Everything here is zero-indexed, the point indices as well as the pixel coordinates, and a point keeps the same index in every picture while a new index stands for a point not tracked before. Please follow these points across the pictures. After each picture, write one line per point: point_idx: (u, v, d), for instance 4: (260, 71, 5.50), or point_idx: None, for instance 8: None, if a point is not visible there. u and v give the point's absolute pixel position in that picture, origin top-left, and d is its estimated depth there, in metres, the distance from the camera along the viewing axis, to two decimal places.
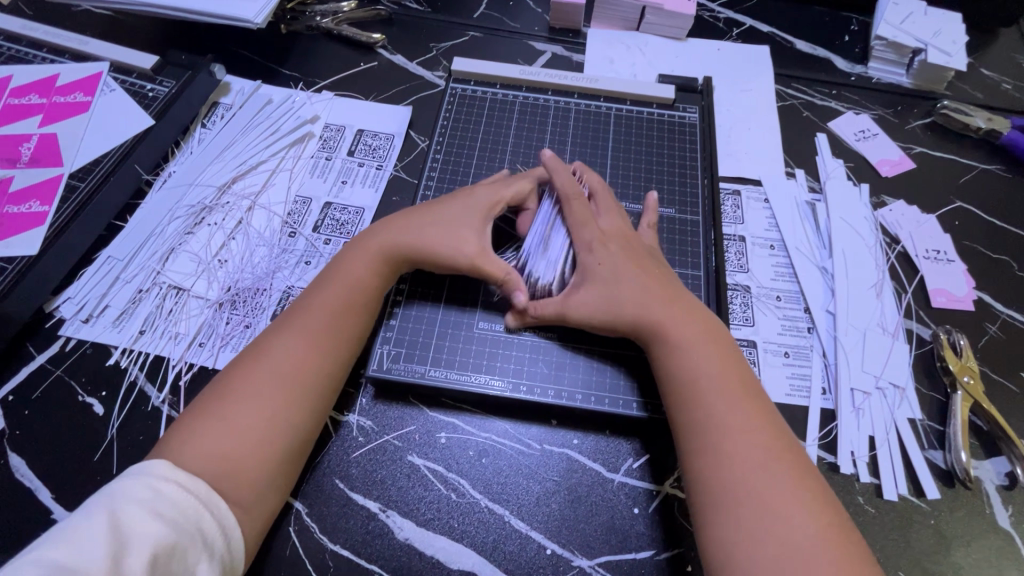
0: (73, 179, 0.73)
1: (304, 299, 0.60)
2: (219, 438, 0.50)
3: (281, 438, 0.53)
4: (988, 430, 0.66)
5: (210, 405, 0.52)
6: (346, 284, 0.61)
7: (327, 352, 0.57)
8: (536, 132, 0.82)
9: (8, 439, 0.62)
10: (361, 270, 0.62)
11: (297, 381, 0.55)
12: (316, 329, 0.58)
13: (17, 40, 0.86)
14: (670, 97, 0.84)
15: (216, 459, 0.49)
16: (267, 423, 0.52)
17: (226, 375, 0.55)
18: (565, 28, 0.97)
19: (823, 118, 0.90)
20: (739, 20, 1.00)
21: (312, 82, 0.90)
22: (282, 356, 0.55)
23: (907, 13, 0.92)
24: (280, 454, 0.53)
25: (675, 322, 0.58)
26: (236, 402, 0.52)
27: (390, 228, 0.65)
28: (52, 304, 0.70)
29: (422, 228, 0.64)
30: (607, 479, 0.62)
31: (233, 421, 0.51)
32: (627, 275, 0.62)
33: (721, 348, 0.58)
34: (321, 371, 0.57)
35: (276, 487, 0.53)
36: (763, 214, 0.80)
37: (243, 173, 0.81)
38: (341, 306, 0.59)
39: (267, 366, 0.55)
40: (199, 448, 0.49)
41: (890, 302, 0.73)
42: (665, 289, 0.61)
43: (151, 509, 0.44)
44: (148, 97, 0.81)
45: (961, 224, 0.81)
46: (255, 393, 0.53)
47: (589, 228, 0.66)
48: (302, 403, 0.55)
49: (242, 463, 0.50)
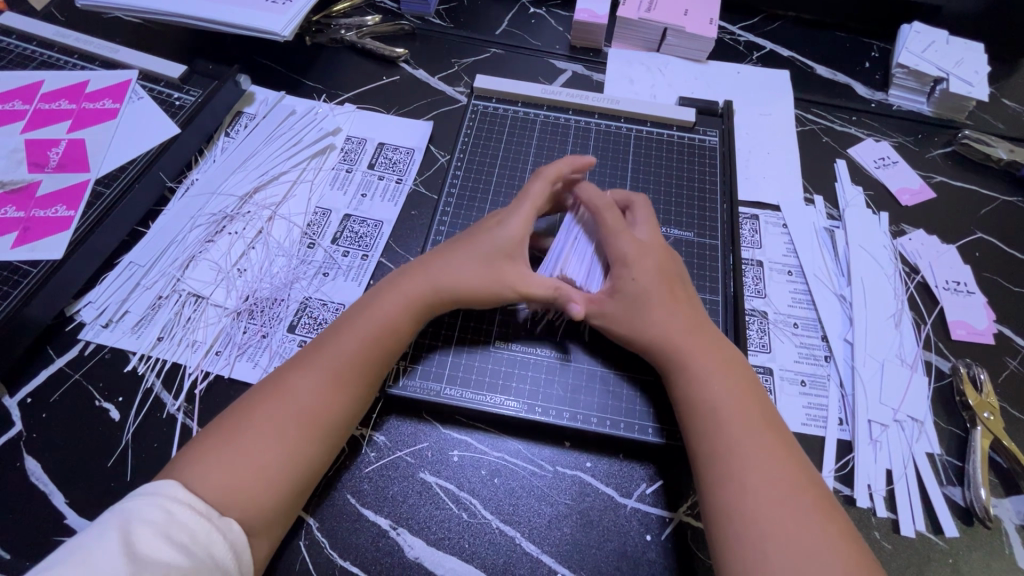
0: (99, 185, 0.74)
1: (332, 332, 0.60)
2: (234, 467, 0.50)
3: (294, 471, 0.53)
4: (1008, 468, 0.65)
5: (229, 433, 0.52)
6: (375, 320, 0.60)
7: (349, 391, 0.57)
8: (556, 151, 0.83)
9: (25, 441, 0.63)
10: (393, 307, 0.61)
11: (318, 416, 0.55)
12: (342, 366, 0.57)
13: (50, 45, 0.88)
14: (690, 119, 0.85)
15: (229, 488, 0.49)
16: (283, 455, 0.52)
17: (248, 402, 0.55)
18: (586, 48, 0.98)
19: (843, 144, 0.90)
20: (760, 44, 1.01)
21: (334, 94, 0.91)
22: (306, 391, 0.55)
23: (928, 42, 0.92)
24: (292, 485, 0.53)
25: (698, 353, 0.58)
26: (255, 433, 0.52)
27: (423, 263, 0.65)
28: (73, 307, 0.71)
29: (459, 264, 0.63)
30: (620, 504, 0.61)
31: (249, 449, 0.51)
32: (653, 298, 0.61)
33: (756, 392, 0.57)
34: (342, 408, 0.57)
35: (285, 516, 0.53)
36: (781, 240, 0.80)
37: (264, 183, 0.82)
38: (369, 341, 0.59)
39: (290, 400, 0.55)
40: (212, 474, 0.49)
41: (908, 333, 0.73)
42: (705, 330, 0.61)
43: (161, 531, 0.44)
44: (174, 105, 0.82)
45: (982, 256, 0.80)
46: (274, 424, 0.53)
47: (624, 238, 0.64)
48: (318, 439, 0.55)
49: (254, 492, 0.50)
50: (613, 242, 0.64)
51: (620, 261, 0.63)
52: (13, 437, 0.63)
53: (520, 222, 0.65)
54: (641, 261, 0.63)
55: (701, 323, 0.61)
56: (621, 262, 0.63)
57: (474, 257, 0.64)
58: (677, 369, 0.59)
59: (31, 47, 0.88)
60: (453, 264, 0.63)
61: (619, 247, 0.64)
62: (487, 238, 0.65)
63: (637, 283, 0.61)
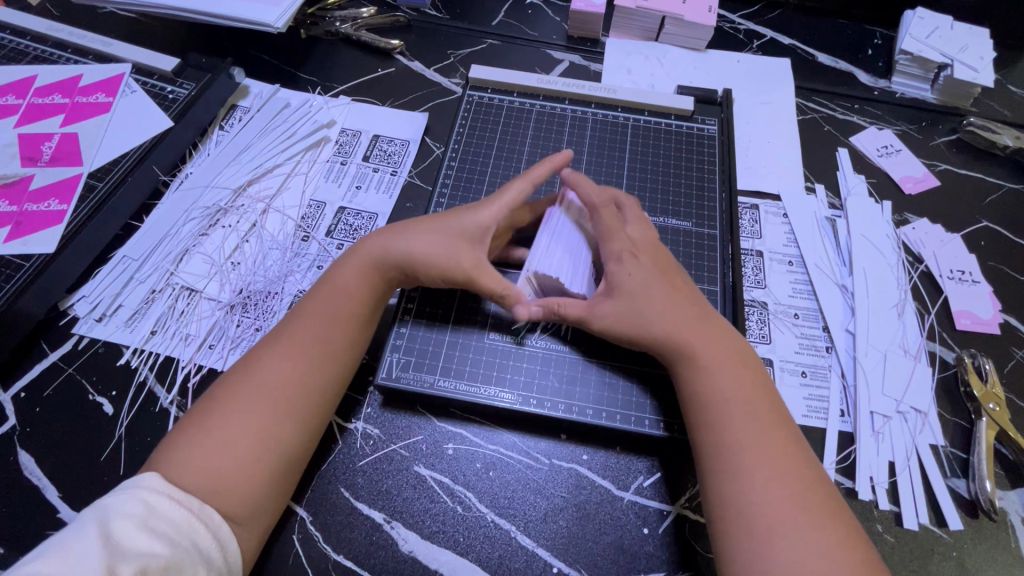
0: (92, 179, 0.74)
1: (298, 315, 0.60)
2: (212, 454, 0.50)
3: (277, 455, 0.52)
4: (1015, 460, 0.63)
5: (204, 421, 0.52)
6: (342, 302, 0.60)
7: (324, 370, 0.57)
8: (553, 142, 0.82)
9: (18, 436, 0.63)
10: (361, 287, 0.61)
11: (293, 396, 0.54)
12: (314, 346, 0.57)
13: (43, 40, 0.88)
14: (688, 108, 0.83)
15: (207, 473, 0.49)
16: (261, 436, 0.52)
17: (220, 390, 0.54)
18: (584, 37, 0.97)
19: (845, 133, 0.88)
20: (760, 32, 0.99)
21: (329, 86, 0.90)
22: (278, 373, 0.55)
23: (933, 28, 0.90)
24: (276, 470, 0.52)
25: (697, 342, 0.57)
26: (228, 418, 0.52)
27: (390, 241, 0.63)
28: (67, 302, 0.70)
29: (421, 241, 0.62)
30: (617, 497, 0.60)
31: (226, 436, 0.51)
32: (653, 288, 0.60)
33: (746, 373, 0.56)
34: (318, 388, 0.56)
35: (273, 503, 0.53)
36: (782, 230, 0.79)
37: (258, 176, 0.81)
38: (335, 320, 0.59)
39: (264, 383, 0.54)
40: (193, 464, 0.49)
41: (912, 323, 0.71)
42: (687, 307, 0.60)
43: (145, 525, 0.44)
44: (167, 99, 0.81)
45: (987, 245, 0.78)
46: (247, 407, 0.52)
47: (619, 237, 0.63)
48: (297, 420, 0.54)
49: (235, 479, 0.50)
50: (608, 239, 0.63)
51: (617, 259, 0.62)
52: (7, 431, 0.63)
53: (491, 207, 0.64)
54: (636, 256, 0.62)
55: (689, 308, 0.60)
56: (615, 259, 0.62)
57: (443, 236, 0.62)
58: (674, 361, 0.58)
59: (25, 42, 0.87)
60: (422, 242, 0.62)
61: (612, 247, 0.63)
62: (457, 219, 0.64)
63: (633, 278, 0.60)
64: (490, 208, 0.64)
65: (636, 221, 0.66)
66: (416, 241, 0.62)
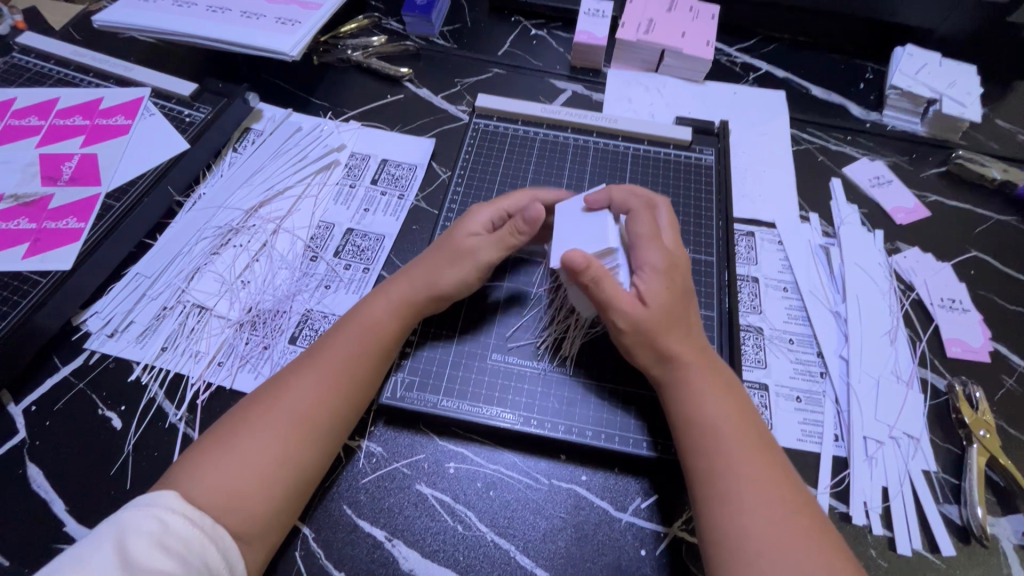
0: (109, 199, 0.76)
1: (323, 341, 0.62)
2: (227, 472, 0.51)
3: (287, 477, 0.53)
4: (1006, 486, 0.65)
5: (224, 440, 0.53)
6: (364, 327, 0.62)
7: (341, 394, 0.58)
8: (556, 169, 0.84)
9: (28, 449, 0.64)
10: (382, 312, 0.63)
11: (308, 419, 0.56)
12: (332, 370, 0.58)
13: (66, 64, 0.91)
14: (687, 138, 0.86)
15: (220, 492, 0.50)
16: (278, 459, 0.53)
17: (242, 410, 0.56)
18: (586, 68, 1.00)
19: (838, 164, 0.91)
20: (756, 65, 1.03)
21: (340, 112, 0.94)
22: (298, 395, 0.56)
23: (921, 64, 0.94)
24: (287, 493, 0.53)
25: (693, 368, 0.59)
26: (248, 439, 0.53)
27: (413, 269, 0.66)
28: (81, 317, 0.72)
29: (443, 267, 0.65)
30: (615, 518, 0.61)
31: (244, 457, 0.52)
32: (675, 309, 0.60)
33: (739, 404, 0.58)
34: (335, 412, 0.57)
35: (280, 525, 0.54)
36: (777, 257, 0.81)
37: (269, 198, 0.84)
38: (358, 347, 0.60)
39: (283, 404, 0.56)
40: (207, 481, 0.50)
41: (904, 349, 0.73)
42: (694, 340, 0.61)
43: (157, 541, 0.45)
44: (185, 122, 0.84)
45: (976, 274, 0.81)
46: (267, 430, 0.54)
47: (655, 245, 0.62)
48: (310, 442, 0.55)
49: (247, 499, 0.51)
50: (645, 245, 0.62)
51: (655, 270, 0.60)
52: (17, 444, 0.64)
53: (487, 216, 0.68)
54: (671, 272, 0.61)
55: (684, 324, 0.61)
56: (653, 270, 0.60)
57: (456, 257, 0.65)
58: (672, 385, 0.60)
59: (49, 65, 0.91)
60: (442, 269, 0.65)
61: (648, 255, 0.61)
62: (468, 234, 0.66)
63: (665, 293, 0.60)
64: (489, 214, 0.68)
65: (671, 229, 0.65)
66: (439, 270, 0.65)
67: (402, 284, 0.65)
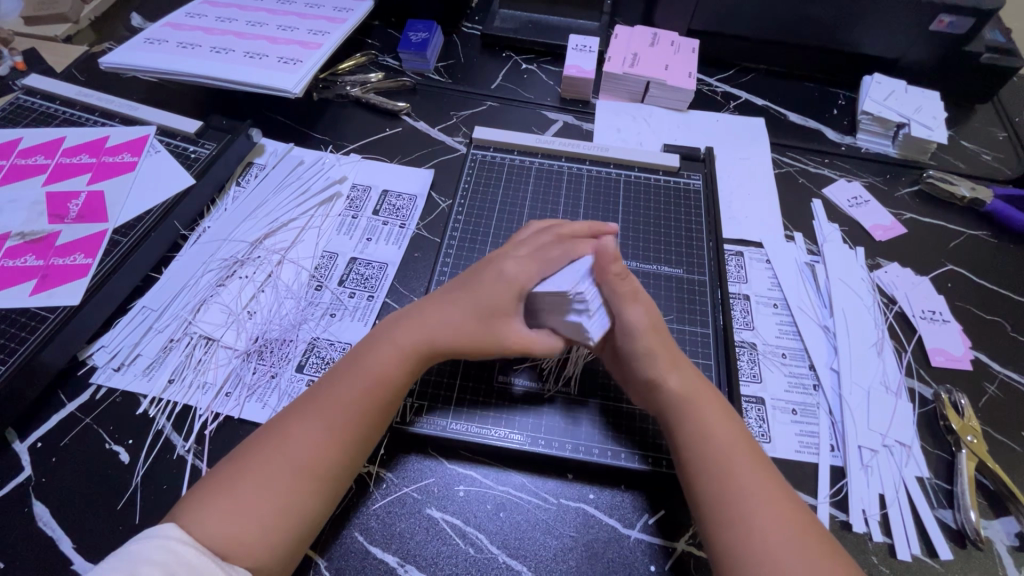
0: (117, 234, 0.78)
1: (326, 383, 0.61)
2: (232, 515, 0.52)
3: (295, 520, 0.54)
4: (995, 490, 0.67)
5: (228, 480, 0.54)
6: (369, 374, 0.61)
7: (342, 441, 0.58)
8: (552, 196, 0.88)
9: (34, 486, 0.63)
10: (387, 359, 0.62)
11: (309, 466, 0.56)
12: (334, 418, 0.58)
13: (72, 104, 0.94)
14: (675, 165, 0.91)
15: (228, 534, 0.51)
16: (280, 505, 0.53)
17: (247, 452, 0.56)
18: (575, 99, 1.06)
19: (818, 186, 0.96)
20: (736, 94, 1.09)
21: (341, 145, 0.97)
22: (299, 440, 0.56)
23: (888, 91, 1.01)
24: (291, 536, 0.54)
25: (699, 400, 0.61)
26: (249, 483, 0.54)
27: (418, 314, 0.65)
28: (86, 352, 0.73)
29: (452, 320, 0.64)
30: (624, 535, 0.62)
31: (248, 502, 0.53)
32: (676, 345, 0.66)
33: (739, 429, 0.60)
34: (336, 455, 0.57)
35: (285, 564, 0.54)
36: (766, 274, 0.85)
37: (274, 230, 0.86)
38: (359, 395, 0.60)
39: (284, 450, 0.56)
40: (212, 522, 0.51)
41: (890, 360, 0.77)
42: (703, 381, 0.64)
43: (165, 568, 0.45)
44: (190, 158, 0.86)
45: (953, 286, 0.85)
46: (271, 478, 0.54)
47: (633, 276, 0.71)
48: (314, 489, 0.56)
49: (248, 544, 0.51)
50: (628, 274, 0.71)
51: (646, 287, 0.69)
52: (22, 481, 0.64)
53: (515, 264, 0.65)
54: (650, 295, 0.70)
55: (663, 330, 0.65)
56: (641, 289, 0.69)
57: (468, 310, 0.64)
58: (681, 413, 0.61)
59: (55, 105, 0.94)
60: (449, 325, 0.64)
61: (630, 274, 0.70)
62: (484, 286, 0.65)
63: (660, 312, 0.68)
64: (522, 269, 0.65)
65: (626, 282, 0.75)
66: (447, 325, 0.64)
67: (406, 335, 0.64)
